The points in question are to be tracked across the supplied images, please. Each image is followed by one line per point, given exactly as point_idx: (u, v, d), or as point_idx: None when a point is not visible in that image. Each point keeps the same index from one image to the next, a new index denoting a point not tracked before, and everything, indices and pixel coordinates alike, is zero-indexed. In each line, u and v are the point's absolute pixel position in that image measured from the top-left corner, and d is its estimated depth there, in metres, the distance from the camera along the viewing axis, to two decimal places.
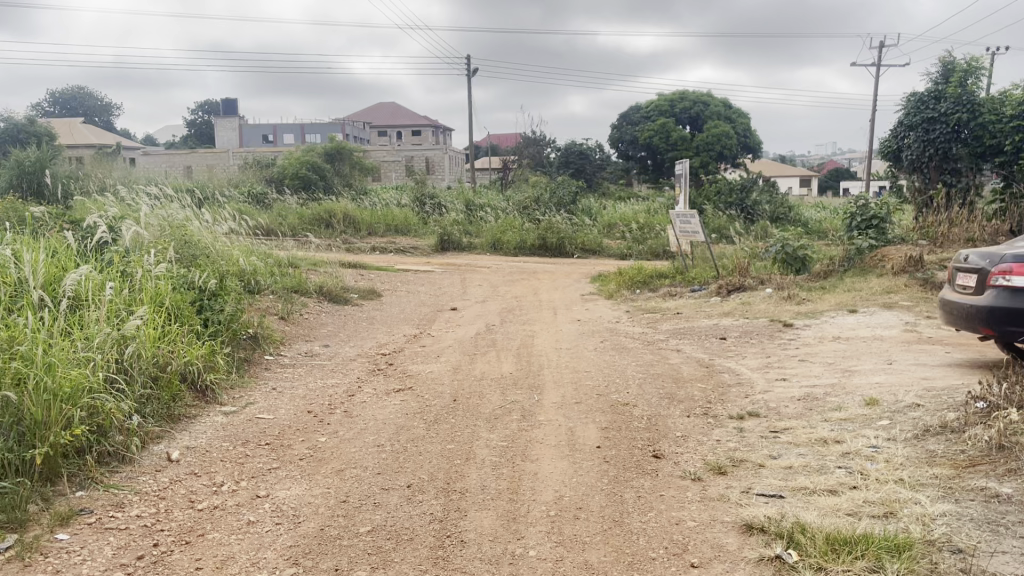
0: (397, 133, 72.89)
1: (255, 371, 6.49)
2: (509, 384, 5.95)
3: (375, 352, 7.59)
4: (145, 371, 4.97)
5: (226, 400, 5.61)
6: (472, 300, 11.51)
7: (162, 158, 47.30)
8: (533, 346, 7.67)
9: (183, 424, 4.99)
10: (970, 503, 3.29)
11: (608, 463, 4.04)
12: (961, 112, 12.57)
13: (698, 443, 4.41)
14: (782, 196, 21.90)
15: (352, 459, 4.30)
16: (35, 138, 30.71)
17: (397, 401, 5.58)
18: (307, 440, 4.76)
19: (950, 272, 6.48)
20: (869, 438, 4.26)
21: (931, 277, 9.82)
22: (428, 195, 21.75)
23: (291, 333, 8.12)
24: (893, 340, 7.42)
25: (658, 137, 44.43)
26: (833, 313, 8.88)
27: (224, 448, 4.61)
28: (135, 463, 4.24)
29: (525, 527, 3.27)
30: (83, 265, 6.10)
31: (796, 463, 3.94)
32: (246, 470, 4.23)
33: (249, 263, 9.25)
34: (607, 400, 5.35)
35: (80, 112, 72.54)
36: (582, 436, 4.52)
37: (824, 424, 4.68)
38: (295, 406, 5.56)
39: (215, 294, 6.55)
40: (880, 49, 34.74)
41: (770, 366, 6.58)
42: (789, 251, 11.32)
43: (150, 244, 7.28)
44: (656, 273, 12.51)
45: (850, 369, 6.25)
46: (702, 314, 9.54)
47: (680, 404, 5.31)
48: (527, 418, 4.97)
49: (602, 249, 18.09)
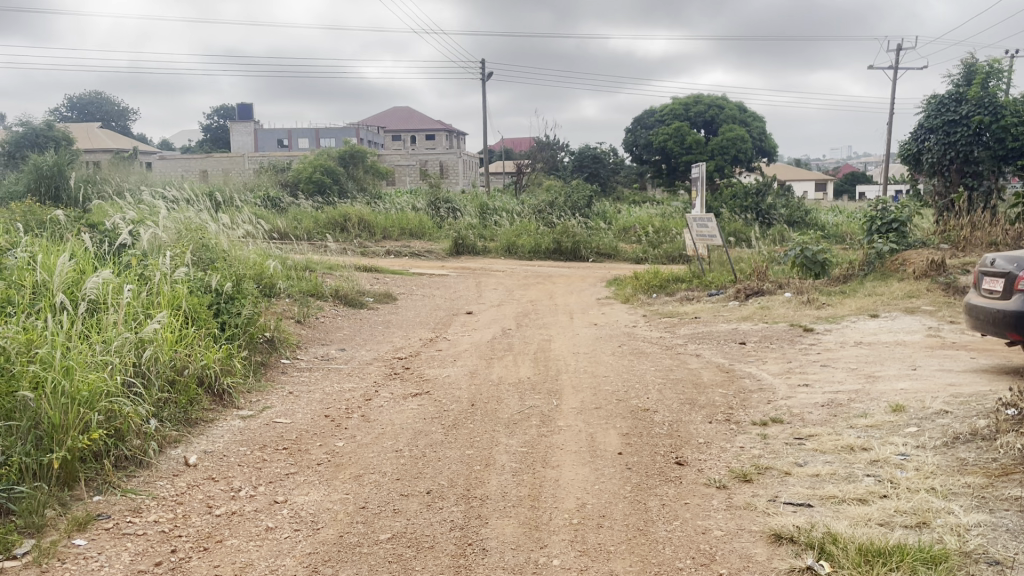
0: (411, 137, 73.09)
1: (271, 374, 6.46)
2: (527, 389, 5.89)
3: (391, 356, 7.54)
4: (162, 375, 4.95)
5: (243, 404, 5.58)
6: (488, 304, 11.46)
7: (178, 162, 47.57)
8: (550, 350, 7.60)
9: (200, 428, 4.96)
10: (1006, 512, 3.20)
11: (631, 469, 3.97)
12: (983, 114, 12.40)
13: (721, 450, 4.34)
14: (799, 200, 21.72)
15: (370, 465, 4.25)
16: (53, 145, 30.98)
17: (414, 406, 5.53)
18: (325, 445, 4.72)
19: (976, 276, 6.35)
20: (898, 445, 4.17)
21: (953, 282, 9.69)
22: (443, 198, 21.75)
23: (308, 337, 8.10)
24: (916, 345, 7.31)
25: (672, 141, 43.65)
26: (853, 318, 8.76)
27: (242, 452, 4.58)
28: (153, 467, 4.21)
29: (548, 535, 3.21)
30: (101, 268, 6.09)
31: (823, 470, 3.86)
32: (264, 475, 4.19)
33: (266, 267, 9.24)
34: (627, 406, 5.28)
35: (98, 117, 73.15)
36: (603, 442, 4.46)
37: (849, 430, 4.59)
38: (312, 410, 5.52)
39: (232, 297, 6.53)
40: (898, 51, 34.38)
41: (792, 371, 6.49)
42: (808, 254, 11.21)
43: (167, 247, 7.28)
44: (672, 277, 12.42)
45: (873, 375, 6.15)
46: (720, 319, 9.44)
47: (701, 409, 5.24)
48: (546, 423, 4.90)
49: (617, 253, 18.00)
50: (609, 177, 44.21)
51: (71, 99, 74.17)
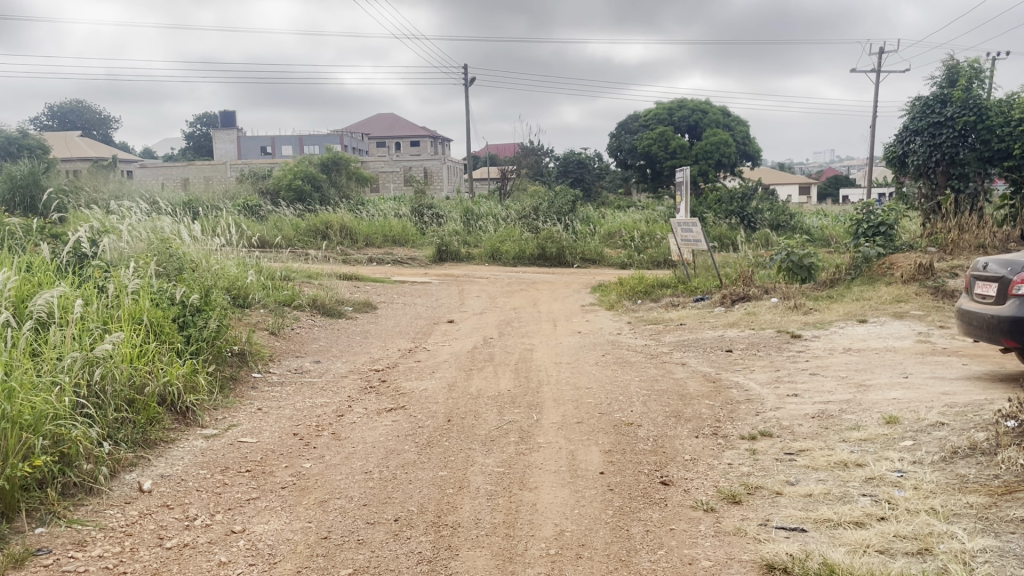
0: (396, 143, 72.81)
1: (241, 390, 6.19)
2: (506, 402, 5.65)
3: (368, 368, 7.29)
4: (118, 394, 4.70)
5: (207, 422, 5.31)
6: (471, 311, 11.22)
7: (160, 170, 47.05)
8: (532, 360, 7.37)
9: (159, 449, 4.68)
10: (1012, 536, 2.99)
11: (613, 491, 3.74)
12: (968, 115, 12.25)
13: (708, 467, 4.12)
14: (784, 204, 21.53)
15: (336, 489, 4.00)
16: (29, 154, 30.54)
17: (388, 422, 5.27)
18: (291, 466, 4.46)
19: (967, 280, 6.18)
20: (894, 460, 3.96)
21: (942, 286, 9.54)
22: (427, 204, 21.50)
23: (281, 349, 7.81)
24: (907, 351, 7.13)
25: (657, 145, 43.89)
26: (841, 323, 8.59)
27: (201, 476, 4.31)
28: (104, 494, 3.94)
29: (522, 568, 2.97)
30: (59, 281, 5.83)
31: (816, 489, 3.64)
32: (222, 502, 3.93)
33: (239, 278, 8.97)
34: (610, 420, 5.05)
35: (79, 125, 72.46)
36: (585, 460, 4.22)
37: (842, 444, 4.38)
38: (280, 428, 5.25)
39: (199, 309, 6.26)
40: (881, 53, 34.28)
41: (781, 380, 6.28)
42: (795, 259, 10.88)
43: (132, 258, 6.99)
44: (658, 283, 12.22)
45: (864, 384, 5.95)
46: (706, 326, 9.23)
47: (687, 423, 5.02)
48: (525, 440, 4.66)
49: (602, 258, 17.79)
50: (594, 182, 44.15)
51: (49, 106, 73.43)
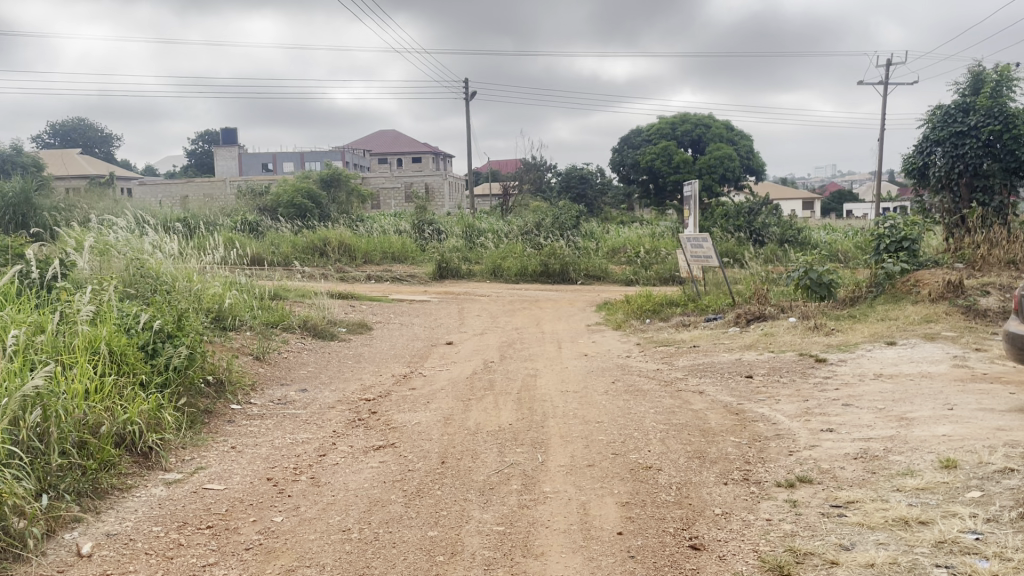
0: (397, 159, 72.38)
1: (215, 424, 5.60)
2: (508, 440, 5.04)
3: (357, 397, 6.69)
4: (63, 437, 4.12)
5: (172, 465, 4.70)
6: (470, 332, 10.61)
7: (158, 187, 46.67)
8: (535, 388, 6.75)
9: (111, 500, 4.07)
10: None
11: (635, 558, 3.15)
12: (994, 124, 11.67)
13: (744, 525, 3.50)
14: (791, 218, 20.93)
15: (308, 553, 3.40)
16: (20, 169, 30.00)
17: (374, 464, 4.68)
18: (259, 521, 3.86)
19: (1016, 300, 5.56)
20: (966, 518, 3.35)
21: (973, 304, 8.94)
22: (427, 220, 20.96)
23: (264, 376, 7.21)
24: (944, 377, 6.54)
25: (660, 160, 43.35)
26: (868, 346, 7.97)
27: (153, 534, 3.70)
28: (33, 561, 3.36)
29: None
30: (6, 306, 5.26)
31: (878, 557, 3.03)
32: (173, 569, 3.33)
33: (223, 299, 8.36)
34: (625, 462, 4.44)
35: (80, 142, 72.12)
36: (599, 516, 3.61)
37: (896, 495, 3.77)
38: (253, 472, 4.65)
39: (169, 336, 5.68)
40: (888, 68, 33.70)
41: (812, 413, 5.66)
42: (814, 277, 10.25)
43: (98, 280, 6.42)
44: (666, 301, 11.61)
45: (907, 417, 5.33)
46: (722, 348, 8.63)
47: (713, 466, 4.40)
48: (528, 489, 4.06)
49: (606, 275, 17.24)
50: (596, 198, 43.69)
51: (52, 124, 73.26)
